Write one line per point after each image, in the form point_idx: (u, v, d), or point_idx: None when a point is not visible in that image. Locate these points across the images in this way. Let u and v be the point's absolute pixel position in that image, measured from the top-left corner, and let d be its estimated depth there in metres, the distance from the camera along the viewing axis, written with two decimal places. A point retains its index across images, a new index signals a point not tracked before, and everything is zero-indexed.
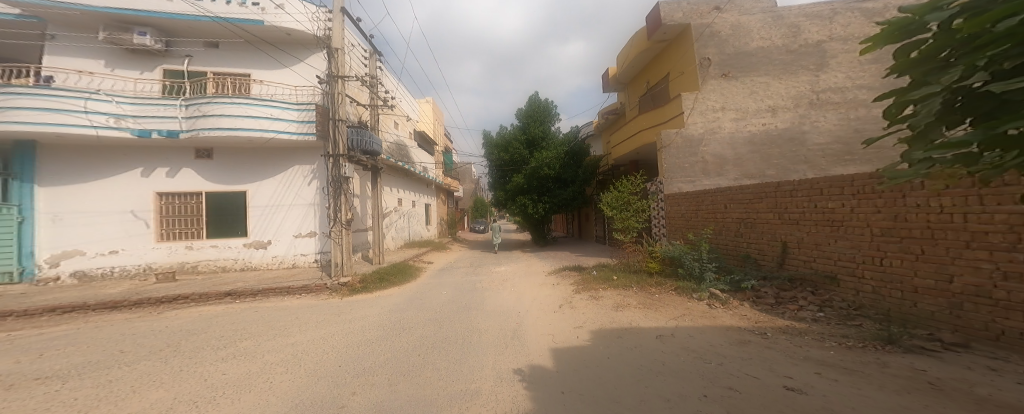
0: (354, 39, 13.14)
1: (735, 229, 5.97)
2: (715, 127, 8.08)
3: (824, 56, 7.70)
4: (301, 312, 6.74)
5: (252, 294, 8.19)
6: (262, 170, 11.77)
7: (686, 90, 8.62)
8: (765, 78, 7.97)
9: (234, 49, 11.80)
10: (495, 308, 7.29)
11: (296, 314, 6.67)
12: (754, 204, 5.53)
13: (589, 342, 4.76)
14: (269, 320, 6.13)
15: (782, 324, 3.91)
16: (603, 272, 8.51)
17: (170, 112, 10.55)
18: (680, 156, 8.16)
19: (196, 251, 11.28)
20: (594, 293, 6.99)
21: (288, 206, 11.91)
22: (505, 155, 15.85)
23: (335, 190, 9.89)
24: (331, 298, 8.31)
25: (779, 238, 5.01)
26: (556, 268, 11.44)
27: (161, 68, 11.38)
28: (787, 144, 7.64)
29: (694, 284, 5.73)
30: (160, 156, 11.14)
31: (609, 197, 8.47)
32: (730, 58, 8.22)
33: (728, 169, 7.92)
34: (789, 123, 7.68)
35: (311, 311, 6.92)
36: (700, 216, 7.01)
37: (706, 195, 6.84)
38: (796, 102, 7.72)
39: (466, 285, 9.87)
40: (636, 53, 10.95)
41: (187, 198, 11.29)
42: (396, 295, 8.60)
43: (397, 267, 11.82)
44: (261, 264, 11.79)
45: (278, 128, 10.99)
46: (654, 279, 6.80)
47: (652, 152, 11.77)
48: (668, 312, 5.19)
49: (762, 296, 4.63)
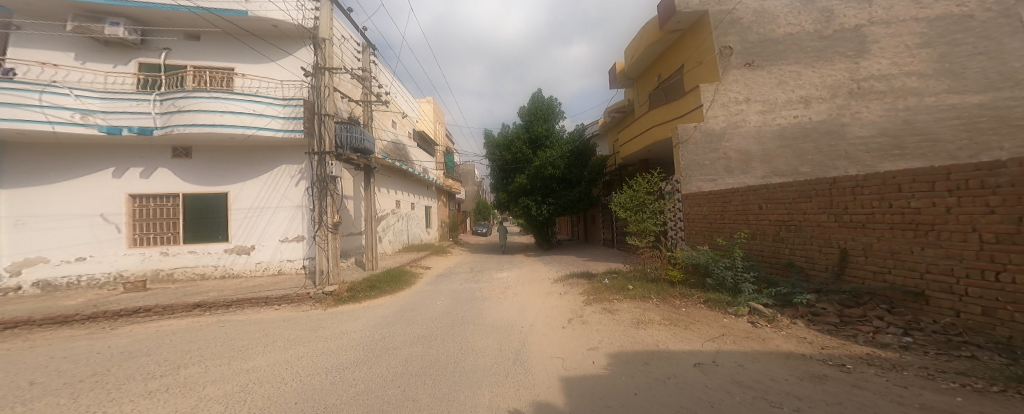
0: (345, 32, 12.52)
1: (775, 233, 5.17)
2: (739, 121, 7.46)
3: (864, 41, 6.87)
4: (274, 327, 5.92)
5: (225, 305, 7.36)
6: (245, 170, 11.03)
7: (704, 81, 8.09)
8: (795, 67, 7.30)
9: (212, 40, 11.39)
10: (497, 323, 6.45)
11: (268, 329, 5.86)
12: (799, 204, 4.75)
13: (608, 370, 3.93)
14: (233, 337, 5.31)
15: (860, 351, 3.04)
16: (616, 280, 7.73)
17: (142, 107, 9.83)
18: (699, 153, 7.63)
19: (171, 258, 10.48)
20: (610, 306, 6.25)
21: (274, 208, 11.16)
22: (507, 154, 15.11)
23: (320, 190, 9.04)
24: (313, 309, 7.46)
25: (834, 243, 4.21)
26: (563, 274, 10.62)
27: (136, 62, 10.99)
28: (823, 138, 6.77)
29: (727, 298, 4.95)
30: (134, 155, 10.40)
31: (621, 198, 7.75)
32: (753, 46, 7.66)
33: (756, 166, 7.21)
34: (825, 115, 6.84)
35: (286, 326, 6.08)
36: (731, 217, 6.24)
37: (736, 194, 6.09)
38: (832, 92, 6.90)
39: (465, 294, 9.05)
40: (646, 45, 10.42)
41: (163, 200, 10.53)
42: (388, 306, 7.74)
43: (390, 273, 10.97)
44: (244, 271, 10.97)
45: (261, 124, 10.26)
46: (680, 289, 6.04)
47: (665, 150, 11.06)
48: (702, 333, 4.37)
49: (819, 315, 3.81)
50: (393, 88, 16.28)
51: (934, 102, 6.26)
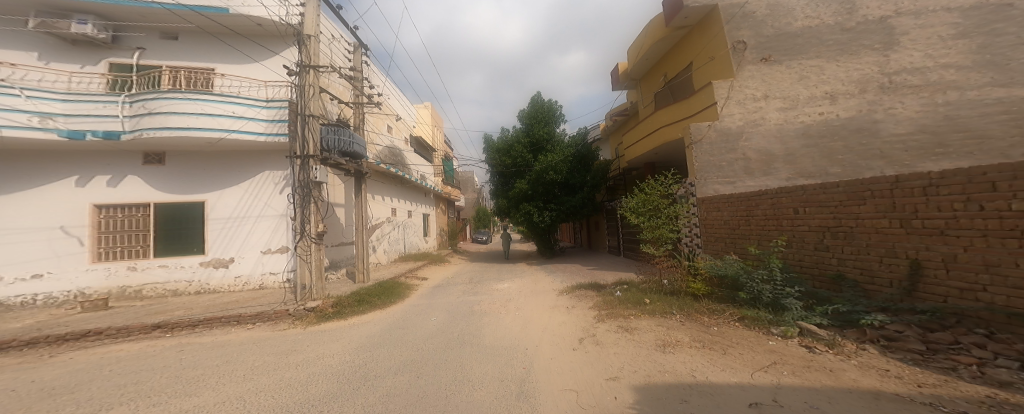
0: (334, 30, 11.93)
1: (817, 241, 4.56)
2: (758, 119, 6.99)
3: (891, 32, 6.39)
4: (240, 351, 5.15)
5: (190, 325, 6.53)
6: (223, 177, 10.26)
7: (717, 78, 7.66)
8: (816, 62, 6.83)
9: (189, 40, 10.74)
10: (500, 344, 5.73)
11: (232, 353, 5.08)
12: (848, 208, 4.14)
13: (637, 406, 3.25)
14: (187, 364, 4.54)
15: (976, 393, 2.38)
16: (632, 293, 7.08)
17: (109, 110, 9.21)
18: (715, 153, 7.16)
19: (140, 273, 9.60)
20: (628, 324, 5.60)
21: (255, 218, 10.38)
22: (507, 159, 14.53)
23: (303, 197, 8.13)
24: (291, 328, 6.65)
25: (902, 253, 3.58)
26: (569, 284, 9.94)
27: (107, 62, 10.33)
28: (853, 136, 6.24)
29: (769, 315, 4.31)
30: (102, 163, 9.65)
31: (633, 202, 7.12)
32: (769, 40, 7.22)
33: (779, 167, 6.69)
34: (854, 112, 6.33)
35: (254, 349, 5.28)
36: (760, 224, 5.66)
37: (765, 197, 5.51)
38: (860, 87, 6.40)
39: (464, 308, 8.30)
40: (652, 43, 10.07)
41: (131, 210, 9.71)
42: (377, 323, 6.96)
43: (383, 286, 10.16)
44: (221, 286, 10.09)
45: (242, 127, 9.57)
46: (707, 304, 5.39)
47: (674, 153, 10.56)
48: (748, 361, 3.69)
49: (897, 341, 3.16)
50: (387, 90, 15.71)
51: (976, 97, 5.74)
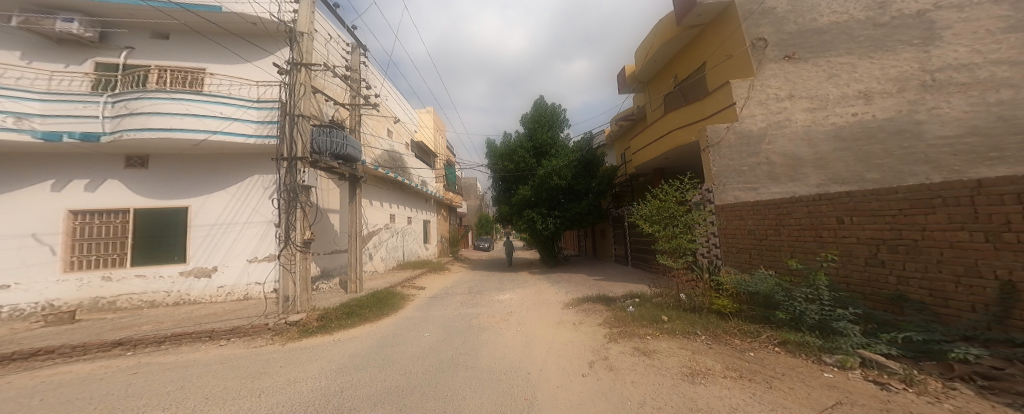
0: (329, 29, 11.64)
1: (870, 255, 3.94)
2: (783, 120, 6.57)
3: (932, 27, 5.79)
4: (199, 374, 4.50)
5: (155, 342, 5.93)
6: (209, 181, 9.70)
7: (737, 77, 7.31)
8: (846, 59, 6.33)
9: (180, 39, 10.27)
10: (500, 366, 5.08)
11: (188, 377, 4.43)
12: (911, 217, 3.52)
13: None
14: (128, 393, 3.89)
15: None
16: (647, 309, 6.42)
17: (89, 110, 8.69)
18: (734, 157, 6.78)
19: (115, 283, 9.00)
20: (646, 347, 4.93)
21: (242, 224, 9.79)
22: (510, 164, 14.03)
23: (288, 202, 7.48)
24: (268, 344, 5.99)
25: (988, 272, 2.93)
26: (575, 297, 9.26)
27: (93, 61, 9.82)
28: (893, 138, 5.62)
29: (817, 340, 3.65)
30: (80, 166, 9.10)
31: (646, 209, 6.51)
32: (792, 37, 6.82)
33: (808, 172, 6.15)
34: (892, 112, 5.73)
35: (217, 371, 4.64)
36: (795, 235, 5.05)
37: (801, 205, 4.92)
38: (899, 85, 5.81)
39: (461, 322, 7.66)
40: (661, 44, 9.79)
41: (110, 216, 9.15)
42: (364, 338, 6.31)
43: (376, 296, 9.52)
44: (202, 297, 9.45)
45: (229, 129, 9.03)
46: (735, 323, 4.74)
47: (686, 158, 10.07)
48: (804, 399, 2.93)
49: (1002, 382, 2.45)
50: (387, 93, 15.39)
51: None
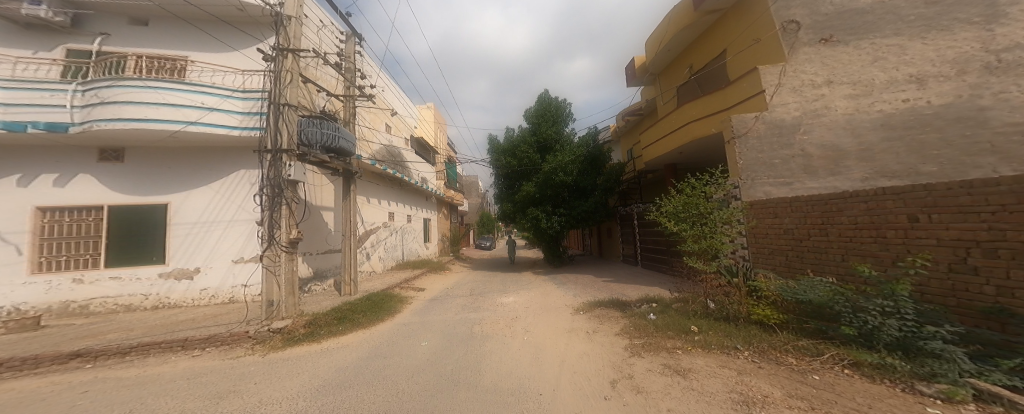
0: (322, 17, 10.96)
1: (956, 261, 3.33)
2: (820, 108, 5.98)
3: (995, 3, 5.11)
4: (154, 395, 3.81)
5: (119, 353, 5.25)
6: (191, 177, 8.99)
7: (765, 62, 6.75)
8: (893, 40, 5.73)
9: (160, 25, 9.51)
10: (511, 383, 4.44)
11: (138, 398, 3.73)
12: (1020, 214, 2.87)
13: None
14: None
15: None
16: (673, 316, 5.79)
17: (57, 99, 7.95)
18: (764, 149, 6.19)
19: (88, 286, 8.27)
20: (679, 363, 4.28)
21: (227, 222, 9.09)
22: (513, 161, 13.39)
23: (271, 198, 6.76)
24: (246, 355, 5.30)
25: None
26: (586, 300, 8.64)
27: (64, 48, 9.06)
28: (953, 126, 4.96)
29: (903, 363, 3.05)
30: (49, 159, 8.37)
31: (670, 205, 5.85)
32: (829, 18, 6.24)
33: (851, 165, 5.53)
34: (951, 97, 5.09)
35: (180, 389, 3.97)
36: (848, 234, 4.45)
37: (858, 201, 4.32)
38: (957, 68, 5.17)
39: (463, 328, 7.02)
40: (675, 31, 9.18)
41: (81, 214, 8.41)
42: (357, 348, 5.66)
43: (371, 299, 8.85)
44: (183, 300, 8.73)
45: (211, 120, 8.31)
46: (783, 337, 4.14)
47: (703, 152, 9.47)
48: None
49: None
50: (384, 86, 14.68)
51: None
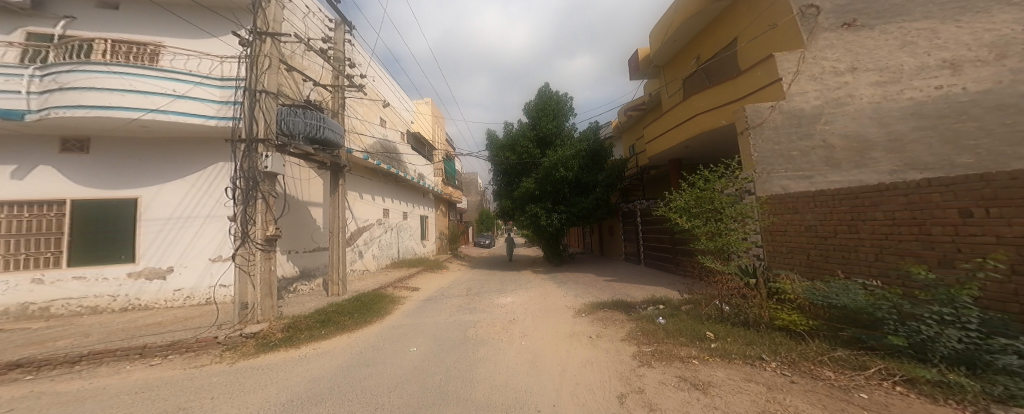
0: (310, 2, 10.36)
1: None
2: (844, 97, 5.55)
3: None
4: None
5: (67, 363, 4.67)
6: (163, 170, 8.35)
7: (782, 49, 6.31)
8: (924, 24, 5.31)
9: (130, 7, 8.81)
10: (508, 396, 3.94)
11: None
12: None
13: None
14: None
15: None
16: (687, 320, 5.32)
17: (11, 84, 7.26)
18: (782, 141, 5.73)
19: (48, 287, 7.61)
20: (698, 375, 3.81)
21: (203, 218, 8.47)
22: (512, 156, 12.89)
23: (245, 191, 6.17)
24: (212, 363, 4.75)
25: None
26: (589, 301, 8.18)
27: (25, 30, 8.38)
28: (992, 113, 4.55)
29: (969, 381, 2.61)
30: (7, 149, 7.70)
31: (682, 200, 5.39)
32: (852, 2, 5.81)
33: (879, 157, 5.11)
34: (990, 83, 4.68)
35: (120, 406, 3.41)
36: (885, 232, 4.02)
37: (898, 195, 3.88)
38: (997, 52, 4.77)
39: (459, 331, 6.53)
40: (682, 20, 8.73)
41: (41, 208, 7.73)
42: (341, 354, 5.15)
43: (361, 299, 8.30)
44: (154, 302, 8.10)
45: (182, 108, 7.67)
46: (815, 347, 3.69)
47: (712, 146, 9.04)
48: None
49: None
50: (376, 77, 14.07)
51: None
